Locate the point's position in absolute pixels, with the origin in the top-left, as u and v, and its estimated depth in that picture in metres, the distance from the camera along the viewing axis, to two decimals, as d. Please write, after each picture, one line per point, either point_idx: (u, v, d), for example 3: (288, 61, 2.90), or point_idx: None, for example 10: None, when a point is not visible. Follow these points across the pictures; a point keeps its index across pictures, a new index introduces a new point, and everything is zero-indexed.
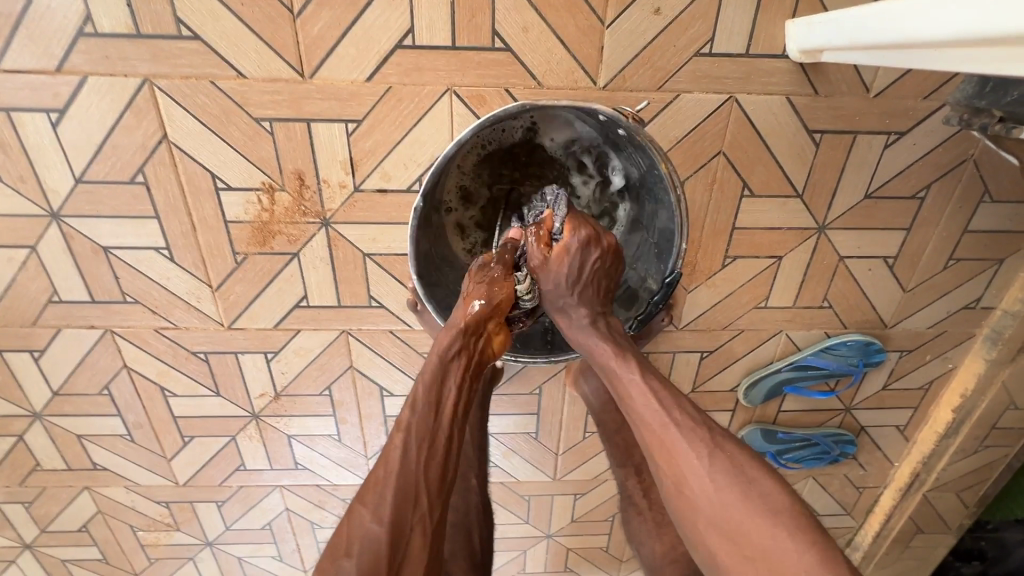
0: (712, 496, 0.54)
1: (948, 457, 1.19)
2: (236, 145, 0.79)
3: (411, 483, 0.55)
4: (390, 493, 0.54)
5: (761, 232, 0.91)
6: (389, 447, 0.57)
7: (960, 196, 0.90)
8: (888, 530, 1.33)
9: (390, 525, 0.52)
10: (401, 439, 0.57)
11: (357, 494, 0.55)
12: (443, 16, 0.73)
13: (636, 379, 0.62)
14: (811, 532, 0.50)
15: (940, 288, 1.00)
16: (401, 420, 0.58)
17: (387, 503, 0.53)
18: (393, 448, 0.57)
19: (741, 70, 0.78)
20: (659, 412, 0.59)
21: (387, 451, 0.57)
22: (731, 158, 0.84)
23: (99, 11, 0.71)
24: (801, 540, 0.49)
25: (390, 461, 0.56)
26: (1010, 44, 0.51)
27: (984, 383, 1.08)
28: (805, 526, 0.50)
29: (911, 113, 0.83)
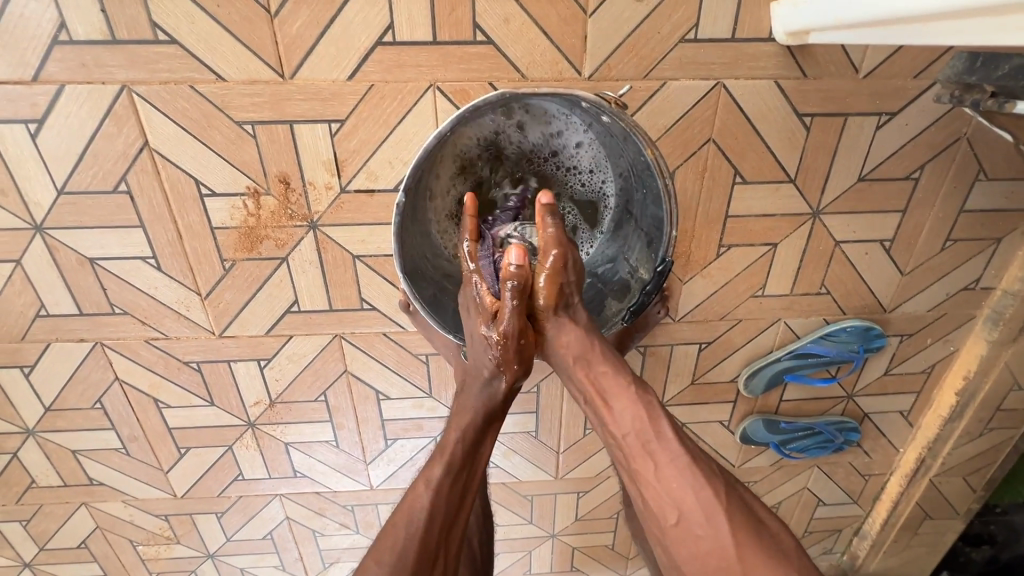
0: (666, 474, 0.58)
1: (953, 441, 1.18)
2: (219, 149, 0.78)
3: (431, 543, 0.59)
4: (409, 554, 0.58)
5: (755, 220, 0.90)
6: (408, 501, 0.61)
7: (955, 175, 0.89)
8: (896, 517, 1.33)
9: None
10: (416, 494, 0.61)
11: (370, 552, 0.60)
12: (422, 11, 0.72)
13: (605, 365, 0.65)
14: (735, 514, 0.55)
15: (938, 269, 0.99)
16: (431, 475, 0.62)
17: (401, 566, 0.57)
18: (416, 503, 0.61)
19: (727, 55, 0.77)
20: (613, 381, 0.64)
21: (404, 507, 0.61)
22: (721, 145, 0.83)
23: (74, 18, 0.70)
24: (738, 524, 0.55)
25: (409, 518, 0.60)
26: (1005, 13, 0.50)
27: (987, 364, 1.07)
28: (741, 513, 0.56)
29: (901, 93, 0.81)
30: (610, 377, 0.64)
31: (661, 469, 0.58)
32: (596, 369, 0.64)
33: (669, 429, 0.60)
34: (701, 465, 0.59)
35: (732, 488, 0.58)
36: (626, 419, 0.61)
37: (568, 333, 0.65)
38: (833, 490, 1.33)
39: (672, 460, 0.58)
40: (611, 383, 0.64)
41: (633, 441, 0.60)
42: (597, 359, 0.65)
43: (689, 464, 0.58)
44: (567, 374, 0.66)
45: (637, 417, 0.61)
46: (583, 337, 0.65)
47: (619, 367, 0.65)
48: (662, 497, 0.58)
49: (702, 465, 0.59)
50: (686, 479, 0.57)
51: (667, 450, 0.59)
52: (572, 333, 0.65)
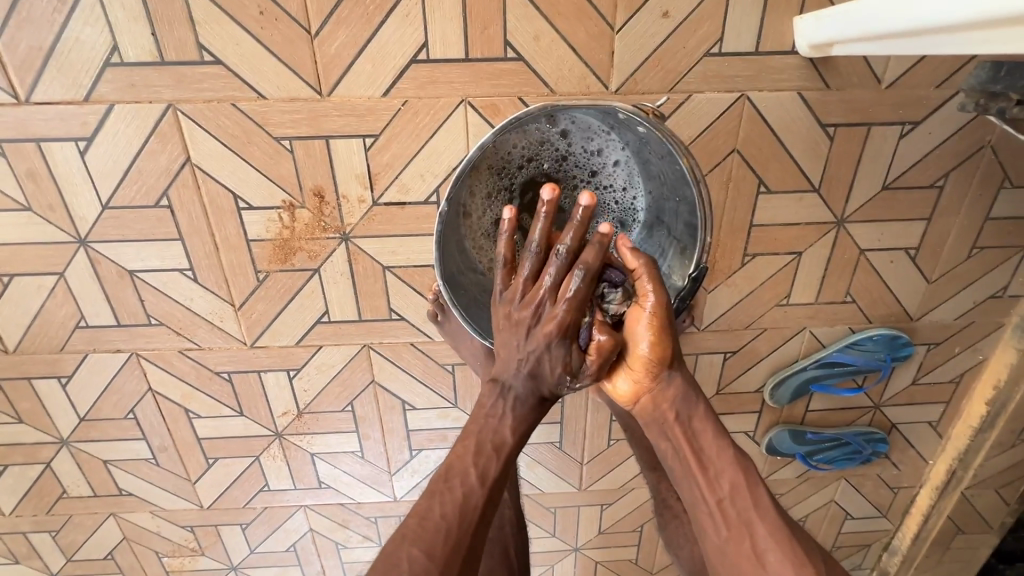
0: (769, 551, 0.58)
1: (985, 453, 1.16)
2: (257, 164, 0.81)
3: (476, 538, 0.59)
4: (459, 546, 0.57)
5: (779, 229, 0.90)
6: (460, 491, 0.60)
7: (980, 183, 0.89)
8: (927, 532, 1.31)
9: (442, 565, 0.55)
10: (469, 485, 0.60)
11: (407, 531, 0.57)
12: (455, 30, 0.74)
13: (707, 431, 0.64)
14: None
15: (965, 277, 0.98)
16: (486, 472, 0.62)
17: (451, 559, 0.56)
18: (466, 498, 0.60)
19: (751, 68, 0.78)
20: (718, 448, 0.63)
21: (455, 494, 0.60)
22: (745, 156, 0.84)
23: (125, 41, 0.73)
24: None
25: (460, 510, 0.59)
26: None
27: (1017, 373, 1.06)
28: None
29: (925, 103, 0.82)
30: (711, 442, 0.63)
31: (760, 542, 0.59)
32: (695, 427, 0.64)
33: (767, 499, 0.61)
34: (795, 536, 0.60)
35: (824, 560, 0.59)
36: (732, 489, 0.61)
37: (672, 389, 0.65)
38: (860, 504, 1.31)
39: (772, 530, 0.59)
40: (710, 445, 0.63)
41: (733, 508, 0.60)
42: (696, 420, 0.64)
43: (787, 535, 0.59)
44: (662, 430, 0.65)
45: (738, 484, 0.61)
46: (686, 393, 0.64)
47: (716, 428, 0.64)
48: (759, 572, 0.58)
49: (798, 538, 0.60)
50: (787, 551, 0.58)
51: (766, 519, 0.60)
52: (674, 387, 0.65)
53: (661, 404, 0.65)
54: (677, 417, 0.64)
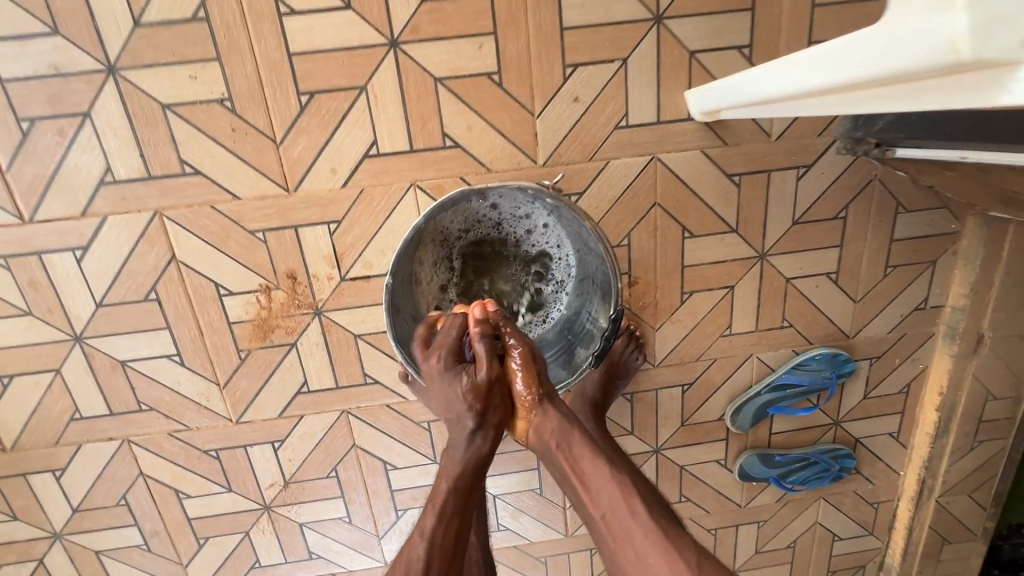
0: (644, 553, 0.63)
1: (948, 457, 1.21)
2: (235, 255, 0.91)
3: None
4: None
5: (709, 267, 1.01)
6: (404, 552, 0.67)
7: (877, 211, 1.01)
8: (914, 546, 1.32)
9: None
10: (411, 544, 0.67)
11: None
12: (400, 128, 0.87)
13: (583, 452, 0.69)
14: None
15: (887, 294, 1.08)
16: (426, 526, 0.68)
17: None
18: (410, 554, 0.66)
19: (657, 135, 0.91)
20: (592, 467, 0.69)
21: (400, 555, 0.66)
22: (666, 207, 0.96)
23: (116, 162, 0.85)
24: None
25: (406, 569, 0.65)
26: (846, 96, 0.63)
27: (956, 378, 1.14)
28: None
29: (812, 149, 0.95)
30: (588, 461, 0.69)
31: (638, 546, 0.63)
32: (574, 452, 0.69)
33: (642, 504, 0.65)
34: (675, 537, 0.63)
35: (704, 554, 0.62)
36: (606, 503, 0.66)
37: (550, 420, 0.71)
38: (844, 523, 1.33)
39: (648, 535, 0.63)
40: (587, 465, 0.69)
41: (613, 522, 0.65)
42: (573, 443, 0.70)
43: (660, 536, 0.63)
44: (552, 460, 0.71)
45: (615, 499, 0.66)
46: (562, 424, 0.70)
47: (591, 447, 0.70)
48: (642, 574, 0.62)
49: (673, 535, 0.63)
50: (662, 554, 0.62)
51: (643, 527, 0.64)
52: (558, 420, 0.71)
53: (543, 438, 0.71)
54: (556, 445, 0.70)
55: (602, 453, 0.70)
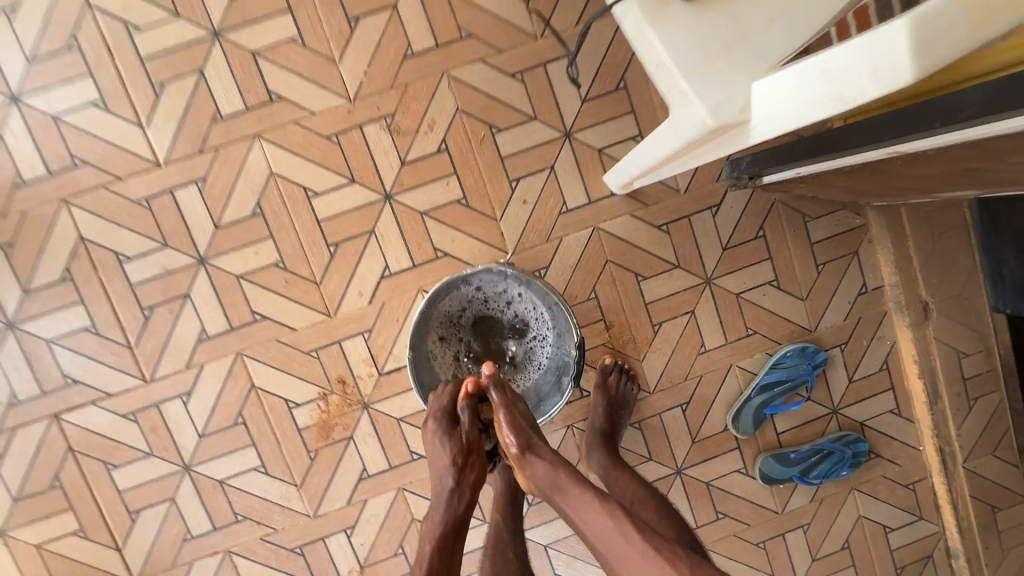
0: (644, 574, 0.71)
1: (951, 420, 1.30)
2: (298, 373, 1.18)
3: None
4: None
5: (667, 299, 1.23)
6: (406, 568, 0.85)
7: (789, 224, 1.25)
8: (966, 519, 1.34)
9: None
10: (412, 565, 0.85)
11: None
12: (403, 252, 1.18)
13: (574, 488, 0.80)
14: None
15: (828, 287, 1.27)
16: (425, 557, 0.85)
17: None
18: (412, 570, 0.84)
19: (593, 210, 1.20)
20: (584, 503, 0.77)
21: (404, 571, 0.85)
22: (617, 261, 1.21)
23: (207, 324, 1.16)
24: None
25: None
26: (699, 150, 0.87)
27: (921, 344, 1.28)
28: None
29: (715, 192, 1.22)
30: (580, 496, 0.78)
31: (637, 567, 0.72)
32: (566, 489, 0.81)
33: (635, 528, 0.74)
34: (666, 553, 0.72)
35: (694, 562, 0.70)
36: (604, 534, 0.75)
37: (537, 467, 0.84)
38: (889, 511, 1.37)
39: (643, 555, 0.72)
40: (580, 500, 0.78)
41: (612, 548, 0.74)
42: (567, 479, 0.81)
43: (656, 556, 0.71)
44: (548, 498, 0.83)
45: (607, 526, 0.75)
46: (548, 468, 0.83)
47: (583, 482, 0.81)
48: None
49: (668, 553, 0.71)
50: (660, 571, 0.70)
51: (639, 549, 0.72)
52: (541, 462, 0.85)
53: (538, 480, 0.84)
54: (550, 484, 0.82)
55: (591, 485, 0.80)
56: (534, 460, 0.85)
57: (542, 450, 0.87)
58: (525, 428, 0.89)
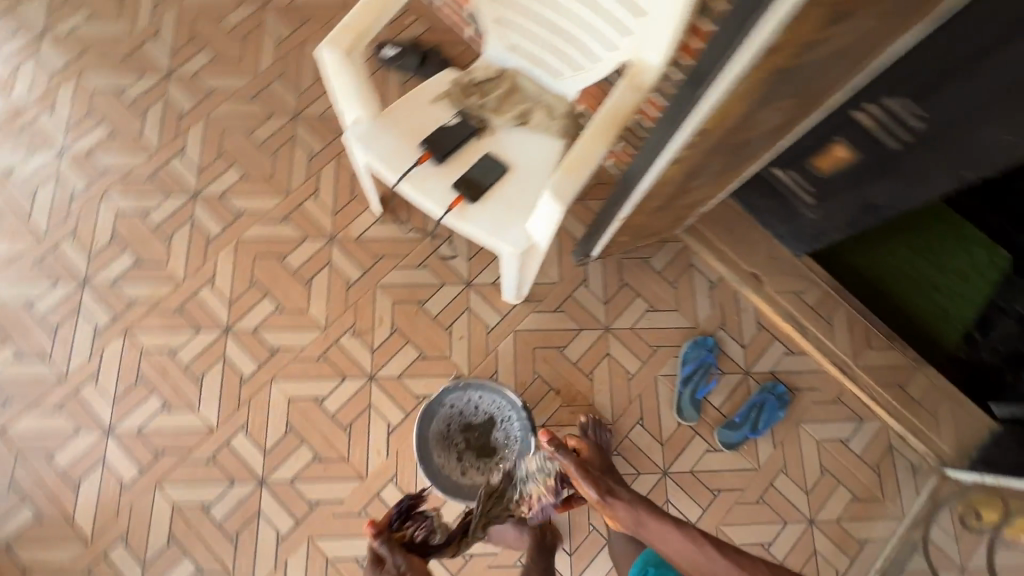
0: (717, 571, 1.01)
1: (825, 339, 1.73)
2: (358, 532, 1.52)
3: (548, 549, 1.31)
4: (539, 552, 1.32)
5: (587, 353, 1.69)
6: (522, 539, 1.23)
7: (638, 267, 1.77)
8: (889, 403, 1.69)
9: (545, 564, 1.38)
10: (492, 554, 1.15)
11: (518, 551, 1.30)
12: (396, 409, 1.61)
13: (653, 520, 1.09)
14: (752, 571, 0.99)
15: (688, 293, 1.76)
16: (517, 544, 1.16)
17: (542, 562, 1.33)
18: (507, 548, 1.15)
19: (508, 320, 1.70)
20: (670, 534, 1.06)
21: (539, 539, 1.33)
22: (540, 345, 1.69)
23: (281, 527, 1.52)
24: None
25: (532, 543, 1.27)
26: (530, 263, 1.36)
27: (769, 300, 1.75)
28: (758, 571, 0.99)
29: (580, 271, 1.76)
30: (658, 525, 1.09)
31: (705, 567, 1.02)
32: (646, 522, 1.10)
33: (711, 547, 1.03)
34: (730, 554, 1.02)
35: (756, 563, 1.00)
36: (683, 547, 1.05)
37: (621, 509, 1.12)
38: (837, 426, 1.69)
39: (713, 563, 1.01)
40: (657, 527, 1.09)
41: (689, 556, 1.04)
42: (645, 515, 1.10)
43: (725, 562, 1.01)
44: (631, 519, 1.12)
45: (689, 546, 1.04)
46: (630, 511, 1.11)
47: (659, 516, 1.10)
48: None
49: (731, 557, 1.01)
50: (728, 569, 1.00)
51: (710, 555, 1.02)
52: (625, 508, 1.12)
53: (627, 518, 1.12)
54: (637, 519, 1.11)
55: (667, 517, 1.09)
56: (619, 505, 1.13)
57: (623, 497, 1.14)
58: (605, 485, 1.17)
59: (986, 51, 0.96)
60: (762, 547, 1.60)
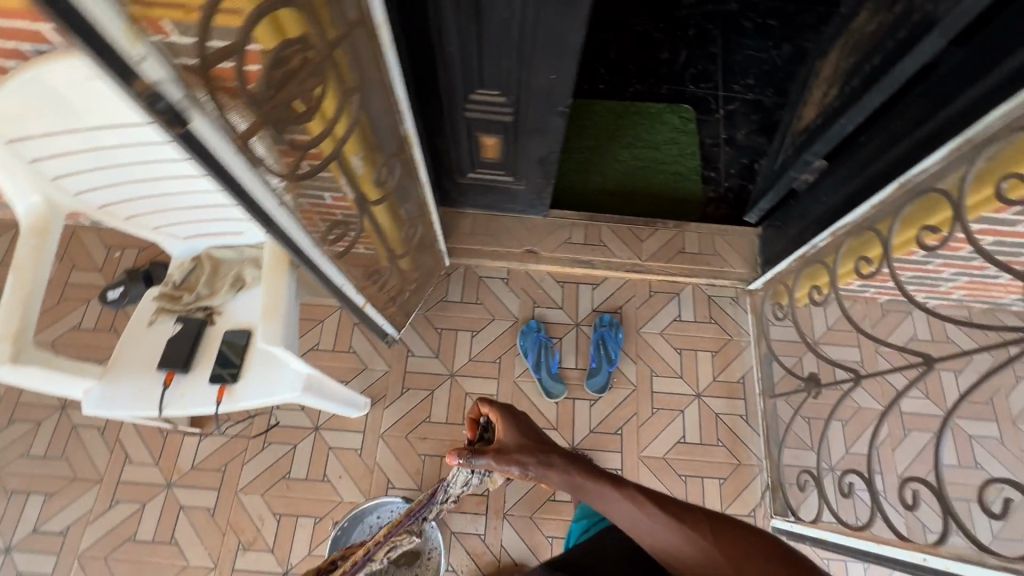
0: (663, 533, 0.81)
1: (611, 258, 1.96)
2: None
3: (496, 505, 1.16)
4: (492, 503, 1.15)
5: (451, 406, 1.79)
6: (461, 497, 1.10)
7: (443, 310, 1.91)
8: (685, 269, 1.94)
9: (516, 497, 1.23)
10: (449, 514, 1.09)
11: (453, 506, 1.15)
12: None
13: (594, 492, 0.88)
14: (701, 528, 0.80)
15: (494, 300, 1.93)
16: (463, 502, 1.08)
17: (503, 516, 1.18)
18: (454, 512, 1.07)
19: (371, 431, 1.75)
20: (611, 506, 0.86)
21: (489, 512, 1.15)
22: (410, 429, 1.76)
23: None
24: (716, 540, 0.78)
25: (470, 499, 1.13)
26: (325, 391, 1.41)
27: (553, 260, 1.96)
28: (714, 530, 0.79)
29: (401, 347, 1.85)
30: (599, 493, 0.88)
31: (649, 532, 0.82)
32: (578, 484, 0.90)
33: (655, 511, 0.83)
34: (686, 517, 0.81)
35: (721, 521, 0.80)
36: (623, 514, 0.84)
37: (551, 475, 0.91)
38: (665, 312, 1.91)
39: (663, 529, 0.81)
40: (599, 496, 0.88)
41: (633, 521, 0.83)
42: (580, 478, 0.90)
43: (678, 526, 0.81)
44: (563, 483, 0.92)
45: (629, 508, 0.84)
46: (564, 479, 0.91)
47: (596, 477, 0.89)
48: (654, 545, 0.82)
49: (688, 519, 0.81)
50: (676, 533, 0.80)
51: (653, 518, 0.82)
52: (557, 476, 0.91)
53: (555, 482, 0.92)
54: (570, 483, 0.91)
55: (617, 483, 0.87)
56: (548, 470, 0.91)
57: (557, 467, 0.91)
58: (538, 460, 0.92)
59: (479, 41, 1.17)
60: (680, 444, 1.76)
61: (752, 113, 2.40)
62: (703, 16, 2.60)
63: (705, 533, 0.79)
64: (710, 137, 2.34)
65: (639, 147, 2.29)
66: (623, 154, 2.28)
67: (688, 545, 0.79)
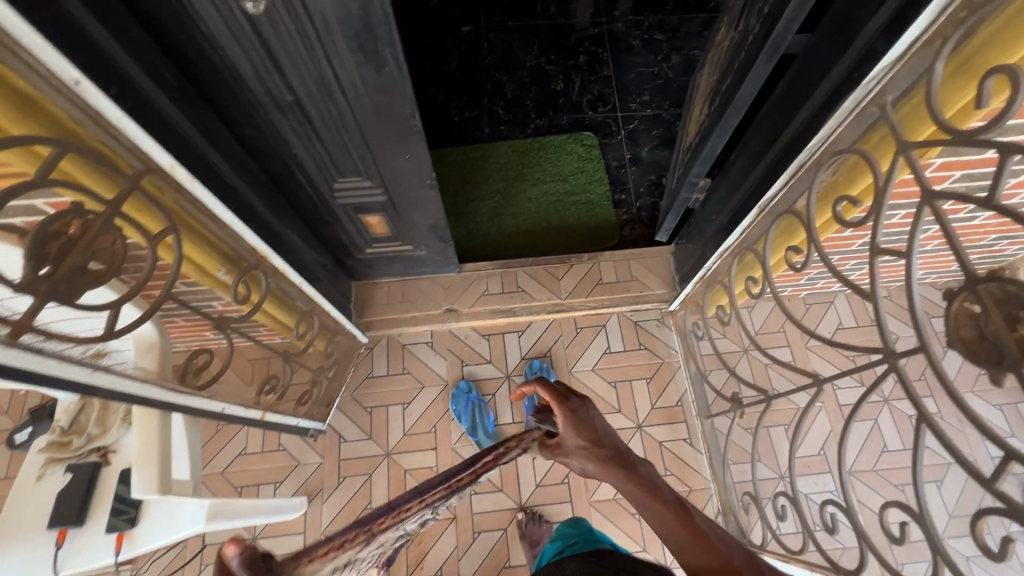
0: (690, 534, 0.84)
1: (531, 301, 1.94)
2: None
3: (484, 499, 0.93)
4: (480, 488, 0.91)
5: (391, 488, 1.73)
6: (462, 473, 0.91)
7: (371, 387, 1.85)
8: (606, 299, 1.94)
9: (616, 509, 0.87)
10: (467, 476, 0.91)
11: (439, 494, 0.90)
12: None
13: (646, 495, 0.89)
14: (728, 541, 0.85)
15: (421, 367, 1.88)
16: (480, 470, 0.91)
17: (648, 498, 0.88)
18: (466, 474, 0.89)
19: (311, 531, 1.68)
20: (655, 505, 0.88)
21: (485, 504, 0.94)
22: (352, 521, 1.69)
23: None
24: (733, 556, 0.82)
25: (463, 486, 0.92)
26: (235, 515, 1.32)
27: (475, 315, 1.93)
28: (731, 547, 0.84)
29: (331, 434, 1.79)
30: (646, 494, 0.89)
31: (676, 530, 0.86)
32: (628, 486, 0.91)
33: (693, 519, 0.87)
34: (711, 535, 0.84)
35: (739, 550, 0.83)
36: (664, 515, 0.88)
37: (614, 471, 0.92)
38: (594, 347, 1.90)
39: (690, 534, 0.84)
40: (645, 497, 0.89)
41: (665, 520, 0.87)
42: (633, 484, 0.91)
43: (700, 538, 0.84)
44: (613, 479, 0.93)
45: (669, 513, 0.87)
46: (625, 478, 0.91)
47: (652, 486, 0.90)
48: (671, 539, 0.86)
49: (710, 536, 0.84)
50: (698, 547, 0.83)
51: (684, 526, 0.86)
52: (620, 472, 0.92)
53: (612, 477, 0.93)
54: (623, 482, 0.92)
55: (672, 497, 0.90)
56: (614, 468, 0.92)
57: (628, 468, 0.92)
58: (619, 456, 0.92)
59: (318, 138, 1.15)
60: None
61: (652, 128, 2.44)
62: (592, 44, 2.66)
63: (730, 545, 0.84)
64: (615, 159, 2.36)
65: (548, 181, 2.30)
66: (533, 191, 2.28)
67: (706, 545, 0.83)
